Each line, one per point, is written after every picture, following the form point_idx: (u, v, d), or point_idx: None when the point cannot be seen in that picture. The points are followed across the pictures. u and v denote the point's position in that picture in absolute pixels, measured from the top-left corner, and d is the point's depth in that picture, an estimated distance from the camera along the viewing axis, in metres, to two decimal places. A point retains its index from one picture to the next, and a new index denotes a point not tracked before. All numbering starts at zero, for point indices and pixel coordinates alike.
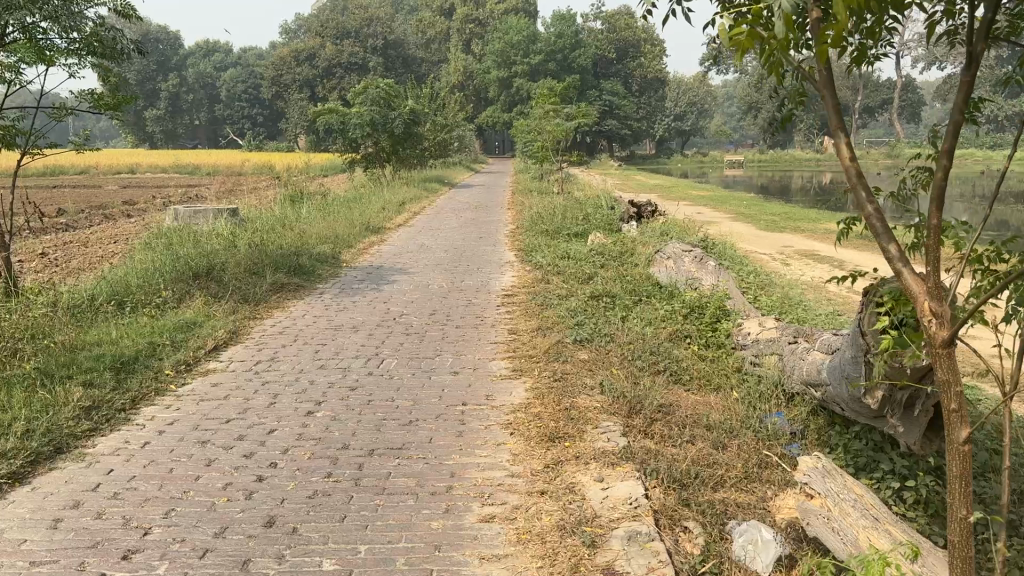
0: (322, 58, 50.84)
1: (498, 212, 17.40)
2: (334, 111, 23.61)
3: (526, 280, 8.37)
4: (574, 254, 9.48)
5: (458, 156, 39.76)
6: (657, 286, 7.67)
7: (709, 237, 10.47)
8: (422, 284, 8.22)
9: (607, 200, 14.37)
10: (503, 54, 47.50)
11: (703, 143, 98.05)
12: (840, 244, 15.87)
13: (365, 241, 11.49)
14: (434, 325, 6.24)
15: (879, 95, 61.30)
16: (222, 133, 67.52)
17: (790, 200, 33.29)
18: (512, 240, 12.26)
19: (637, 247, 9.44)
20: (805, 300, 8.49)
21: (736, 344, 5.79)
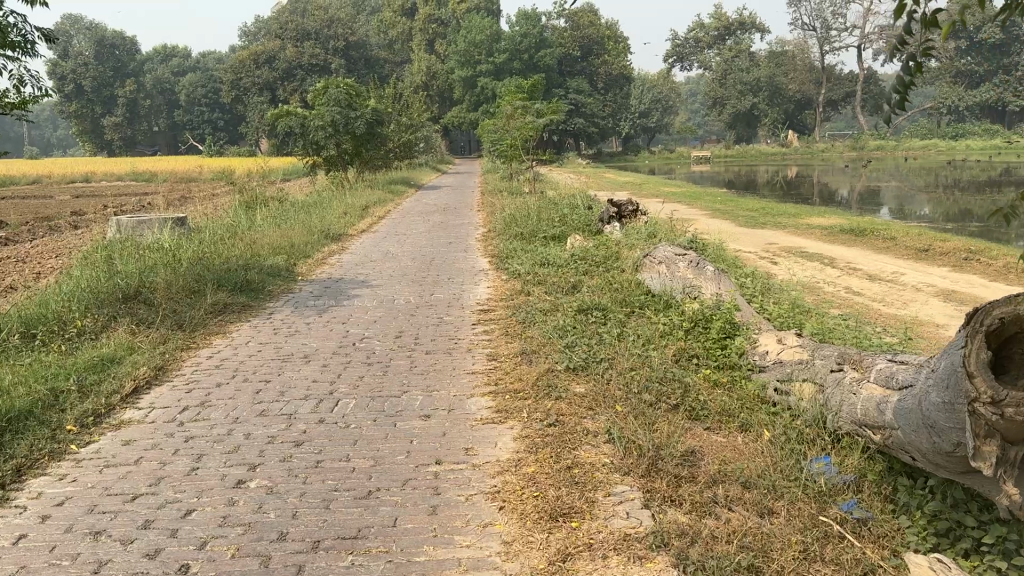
0: (282, 60, 49.54)
1: (469, 214, 16.53)
2: (292, 114, 22.58)
3: (502, 292, 7.49)
4: (553, 260, 8.63)
5: (424, 157, 38.86)
6: (650, 296, 6.85)
7: (697, 237, 9.68)
8: (386, 300, 7.32)
9: (583, 199, 13.53)
10: (466, 53, 46.66)
11: (668, 140, 98.23)
12: (824, 239, 15.24)
13: (324, 250, 10.55)
14: (400, 352, 5.35)
15: (842, 88, 61.66)
16: (181, 138, 65.83)
17: (760, 195, 32.91)
18: (484, 245, 11.42)
19: (623, 250, 8.61)
20: (810, 306, 7.73)
21: (751, 365, 5.00)
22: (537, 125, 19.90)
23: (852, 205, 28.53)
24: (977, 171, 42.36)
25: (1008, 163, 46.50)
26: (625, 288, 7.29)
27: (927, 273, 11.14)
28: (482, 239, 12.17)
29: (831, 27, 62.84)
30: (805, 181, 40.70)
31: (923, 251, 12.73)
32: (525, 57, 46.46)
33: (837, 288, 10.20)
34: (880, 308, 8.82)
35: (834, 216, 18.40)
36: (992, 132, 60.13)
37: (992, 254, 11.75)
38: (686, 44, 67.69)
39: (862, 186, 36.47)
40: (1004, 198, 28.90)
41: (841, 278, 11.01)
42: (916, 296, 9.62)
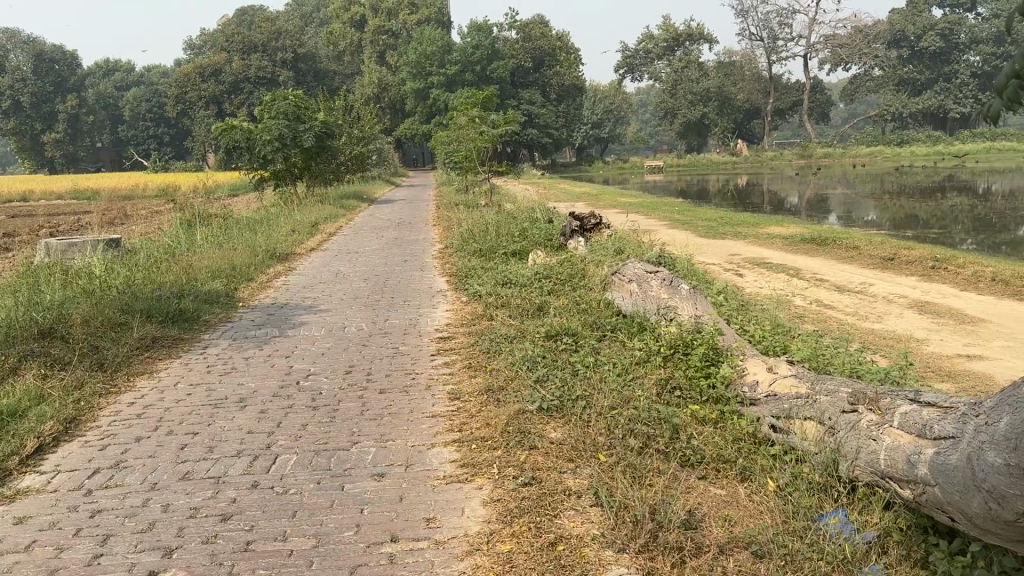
0: (228, 74, 48.40)
1: (424, 229, 15.95)
2: (238, 127, 21.77)
3: (463, 316, 6.92)
4: (515, 279, 8.10)
5: (376, 170, 38.15)
6: (622, 319, 6.35)
7: (664, 251, 9.25)
8: (335, 328, 6.71)
9: (542, 212, 13.06)
10: (417, 65, 46.07)
11: (621, 150, 98.78)
12: (786, 248, 14.98)
13: (269, 271, 9.88)
14: (352, 392, 4.76)
15: (789, 97, 62.77)
16: (126, 154, 64.03)
17: (715, 204, 32.91)
18: (440, 263, 10.85)
19: (589, 268, 8.13)
20: (787, 324, 7.32)
21: (741, 397, 4.52)
22: (492, 136, 19.41)
23: (803, 211, 28.65)
24: (923, 177, 43.10)
25: (951, 168, 47.47)
26: (594, 311, 6.79)
27: (896, 283, 10.87)
28: (438, 256, 11.62)
29: (777, 37, 63.68)
30: (755, 189, 40.92)
31: (888, 259, 12.51)
32: (477, 68, 46.05)
33: (806, 300, 9.87)
34: (855, 323, 8.47)
35: (793, 224, 18.23)
36: (934, 138, 61.48)
37: (959, 261, 11.56)
38: (636, 55, 67.95)
39: (812, 193, 36.77)
40: (951, 202, 29.31)
41: (810, 290, 10.68)
42: (890, 308, 9.31)
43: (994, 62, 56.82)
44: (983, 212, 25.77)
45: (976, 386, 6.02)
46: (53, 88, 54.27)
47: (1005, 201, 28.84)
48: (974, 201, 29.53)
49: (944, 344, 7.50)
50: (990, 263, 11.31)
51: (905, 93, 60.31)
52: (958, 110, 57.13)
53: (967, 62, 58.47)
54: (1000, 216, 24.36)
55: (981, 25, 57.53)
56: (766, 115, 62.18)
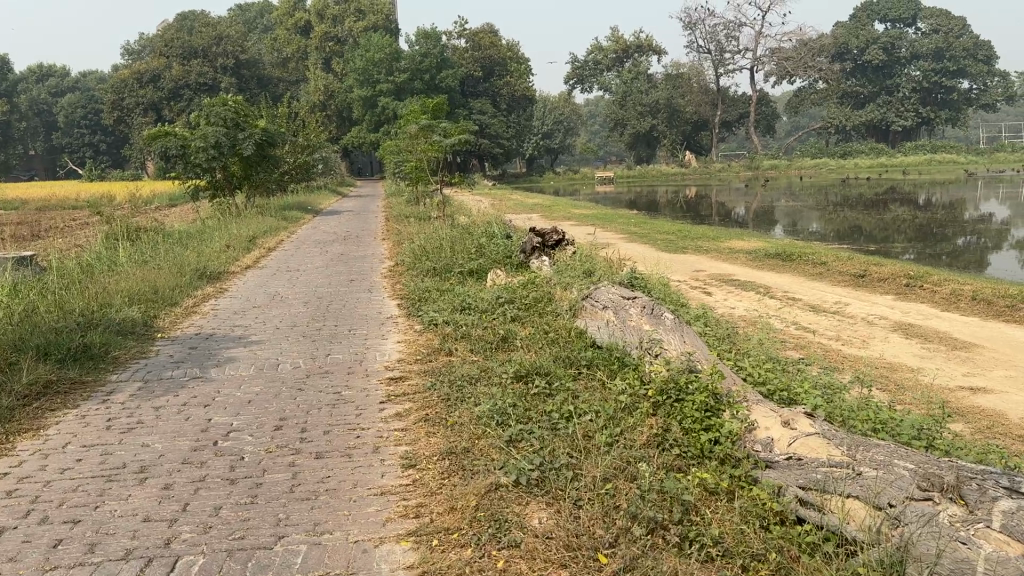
0: (168, 80, 46.66)
1: (372, 244, 15.03)
2: (172, 134, 20.54)
3: (417, 349, 6.06)
4: (475, 304, 7.28)
5: (322, 180, 37.00)
6: (599, 355, 5.58)
7: (632, 271, 8.53)
8: (268, 366, 5.81)
9: (498, 227, 12.26)
10: (364, 72, 44.94)
11: (571, 160, 98.81)
12: (750, 263, 14.42)
13: (198, 295, 8.90)
14: (280, 457, 3.91)
15: (736, 109, 64.05)
16: (60, 162, 61.59)
17: (668, 215, 32.50)
18: (389, 283, 9.98)
19: (555, 292, 7.36)
20: (774, 354, 6.63)
21: (752, 456, 3.80)
22: (443, 145, 18.56)
23: (752, 223, 28.46)
24: (866, 188, 43.49)
25: (894, 180, 48.13)
26: (567, 342, 6.02)
27: (872, 302, 10.31)
28: (386, 275, 10.72)
29: (724, 50, 64.14)
30: (703, 201, 40.80)
31: (860, 276, 12.01)
32: (426, 77, 45.21)
33: (782, 322, 9.22)
34: (841, 350, 7.81)
35: (753, 238, 17.76)
36: (876, 151, 62.52)
37: (934, 279, 11.08)
38: (586, 66, 67.68)
39: (760, 204, 36.81)
40: (897, 213, 29.36)
41: (783, 310, 10.04)
42: (873, 331, 8.70)
43: (933, 77, 58.06)
44: (928, 222, 25.85)
45: (993, 425, 5.34)
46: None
47: (950, 212, 28.99)
48: (920, 212, 29.65)
49: (941, 374, 6.87)
50: (965, 281, 10.85)
51: (847, 106, 61.17)
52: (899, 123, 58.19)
53: (907, 76, 59.66)
54: (947, 227, 24.41)
55: (920, 40, 58.73)
56: (714, 127, 62.69)
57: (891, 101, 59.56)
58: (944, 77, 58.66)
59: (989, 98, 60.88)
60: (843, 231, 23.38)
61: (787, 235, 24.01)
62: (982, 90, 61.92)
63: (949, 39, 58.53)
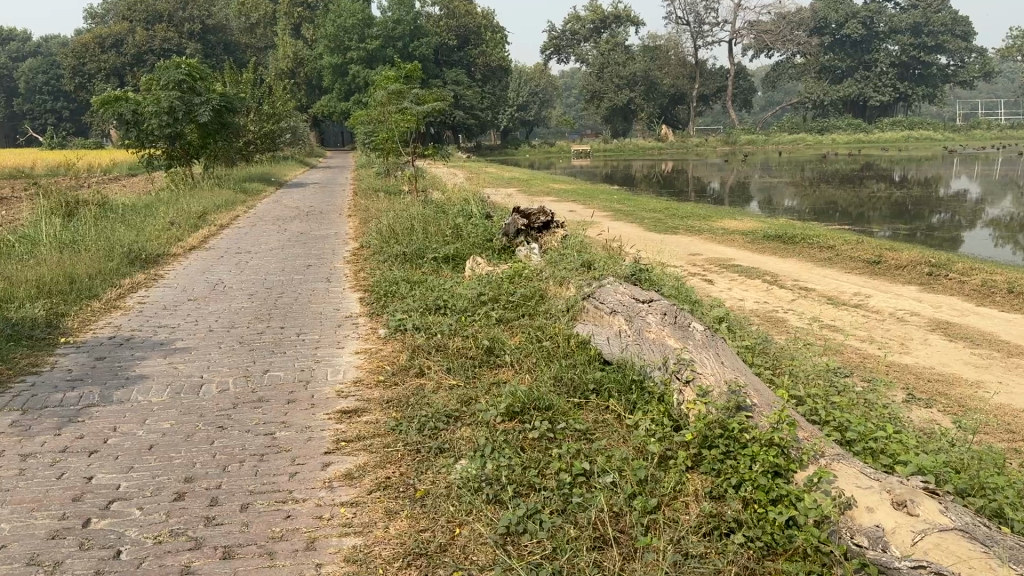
0: (130, 44, 44.39)
1: (338, 221, 13.70)
2: (123, 99, 18.98)
3: (380, 363, 4.81)
4: (452, 304, 6.03)
5: (290, 151, 35.40)
6: (610, 380, 4.37)
7: (637, 261, 7.34)
8: (190, 387, 4.54)
9: (478, 205, 11.01)
10: (335, 38, 43.17)
11: (547, 133, 97.26)
12: (748, 245, 13.31)
13: (124, 284, 7.55)
14: (173, 558, 2.68)
15: (714, 83, 62.97)
16: (20, 130, 59.07)
17: (647, 191, 31.43)
18: (352, 269, 8.69)
19: (549, 288, 6.14)
20: (815, 366, 5.49)
21: (854, 558, 2.73)
22: (416, 114, 17.21)
23: (728, 199, 27.49)
24: (843, 165, 42.78)
25: (871, 157, 47.46)
26: (568, 357, 4.82)
27: (896, 295, 9.22)
28: (350, 259, 9.41)
29: (703, 22, 62.87)
30: (679, 175, 39.74)
31: (874, 263, 10.93)
32: (399, 44, 43.44)
33: (802, 318, 8.10)
34: (879, 356, 6.71)
35: (747, 217, 16.66)
36: (852, 127, 61.94)
37: (960, 268, 10.04)
38: (562, 36, 65.96)
39: (735, 180, 35.89)
40: (875, 190, 28.56)
41: (798, 302, 8.94)
42: (908, 331, 7.62)
43: (912, 52, 57.28)
44: (905, 199, 25.16)
45: None
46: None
47: (927, 188, 28.35)
48: (897, 189, 28.91)
49: (1007, 391, 5.79)
50: (994, 272, 9.84)
51: (824, 80, 60.30)
52: (876, 98, 57.48)
53: (885, 51, 58.90)
54: (927, 203, 23.69)
55: (899, 15, 57.83)
56: (692, 100, 61.69)
57: (869, 76, 58.64)
58: (922, 53, 57.92)
59: (964, 75, 60.38)
60: (831, 211, 22.38)
61: (770, 212, 23.05)
62: (959, 67, 61.42)
63: (927, 14, 57.78)
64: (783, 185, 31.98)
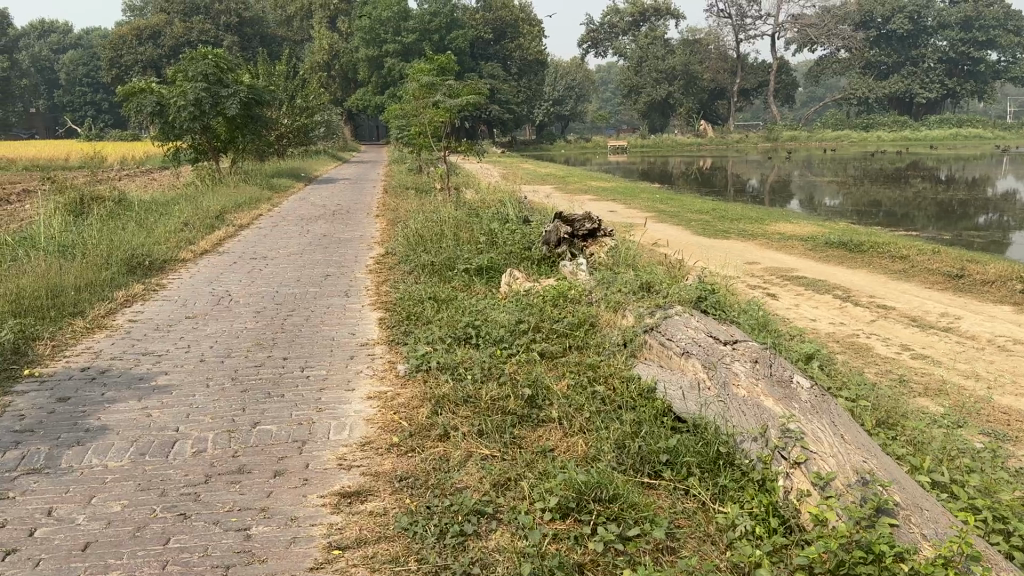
0: (168, 37, 44.06)
1: (365, 221, 12.86)
2: (148, 91, 18.31)
3: (395, 417, 3.87)
4: (485, 333, 5.07)
5: (323, 145, 34.81)
6: (686, 451, 3.38)
7: (702, 278, 6.34)
8: (161, 448, 3.64)
9: (514, 208, 10.06)
10: (371, 31, 42.45)
11: (583, 128, 96.05)
12: (809, 253, 12.19)
13: (117, 298, 6.69)
14: None
15: (755, 77, 61.41)
16: (61, 122, 59.50)
17: (684, 188, 30.34)
18: (374, 281, 7.76)
19: (600, 315, 5.17)
20: (928, 420, 4.46)
21: None
22: (449, 108, 16.26)
23: (768, 196, 26.29)
24: (888, 163, 41.20)
25: (918, 154, 45.74)
26: (628, 412, 3.85)
27: (990, 317, 8.10)
28: (374, 268, 8.52)
29: (745, 15, 61.18)
30: (717, 172, 38.54)
31: (955, 277, 9.80)
32: (435, 37, 42.73)
33: (888, 345, 7.02)
34: (990, 397, 5.64)
35: (802, 221, 15.50)
36: (897, 124, 59.96)
37: None
38: (600, 29, 64.65)
39: (773, 176, 34.66)
40: (921, 189, 27.15)
41: (879, 324, 7.86)
42: (1016, 363, 6.52)
43: (960, 48, 54.83)
44: (953, 199, 23.78)
45: None
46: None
47: (974, 188, 26.88)
48: (941, 187, 27.46)
49: None
50: None
51: (869, 76, 58.35)
52: (924, 95, 55.40)
53: (933, 46, 56.82)
54: (971, 203, 22.36)
55: (948, 9, 55.66)
56: (732, 96, 60.17)
57: (916, 72, 56.47)
58: (972, 47, 55.52)
59: (1016, 71, 58.05)
60: (884, 211, 21.06)
61: (813, 210, 21.84)
62: (1010, 63, 59.11)
63: (978, 8, 55.54)
64: (827, 184, 30.65)
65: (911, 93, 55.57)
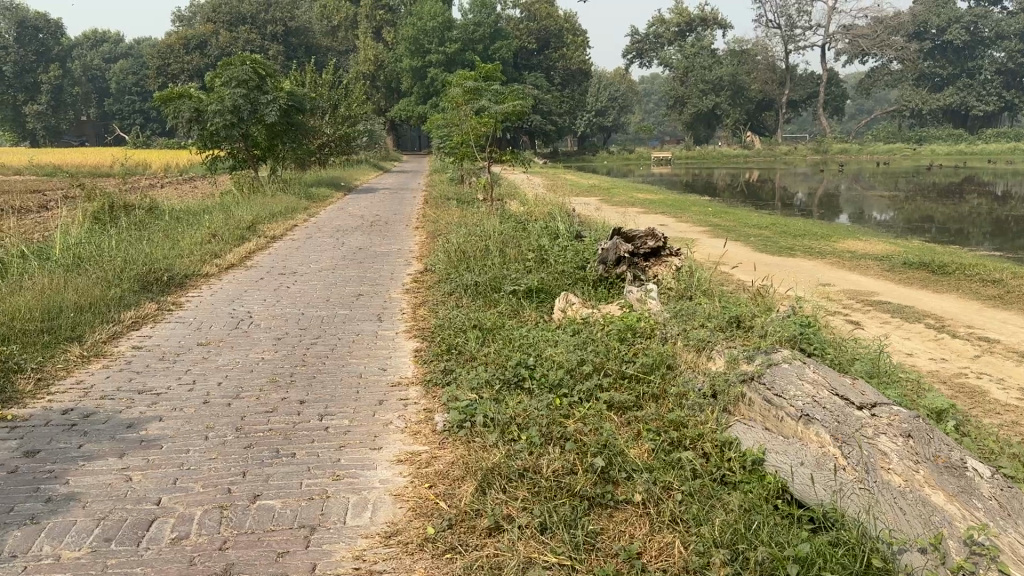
0: (215, 46, 44.14)
1: (404, 234, 12.09)
2: (186, 96, 17.86)
3: (432, 495, 3.02)
4: (543, 374, 4.18)
5: (366, 155, 34.42)
6: (824, 557, 2.48)
7: (793, 307, 5.42)
8: (134, 532, 2.82)
9: (566, 222, 9.21)
10: (415, 41, 41.96)
11: (626, 140, 94.92)
12: (884, 274, 11.13)
13: (122, 319, 5.95)
14: None
15: (804, 89, 59.92)
16: (110, 130, 60.23)
17: (732, 201, 29.20)
18: (411, 304, 6.92)
19: (682, 355, 4.27)
20: None
21: None
22: (494, 115, 15.46)
23: (817, 210, 25.10)
24: (943, 177, 39.54)
25: (973, 168, 43.99)
26: (732, 498, 2.96)
27: None
28: (411, 287, 7.71)
29: (794, 26, 59.75)
30: (764, 184, 37.32)
31: None
32: (479, 48, 42.29)
33: (1005, 389, 6.01)
34: None
35: (872, 239, 14.42)
36: (952, 137, 57.91)
37: None
38: (646, 40, 63.62)
39: (822, 190, 33.33)
40: (980, 205, 25.71)
41: (984, 360, 6.84)
42: None
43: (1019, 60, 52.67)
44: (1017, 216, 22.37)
45: None
46: (36, 57, 48.35)
47: None
48: (1001, 202, 25.99)
49: None
50: None
51: (922, 89, 56.42)
52: (980, 108, 53.31)
53: (990, 58, 54.84)
54: None
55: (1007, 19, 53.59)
56: (780, 107, 58.74)
57: (972, 84, 54.38)
58: None
59: None
60: (949, 227, 19.82)
61: (869, 225, 20.62)
62: None
63: None
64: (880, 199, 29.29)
65: (966, 105, 53.52)
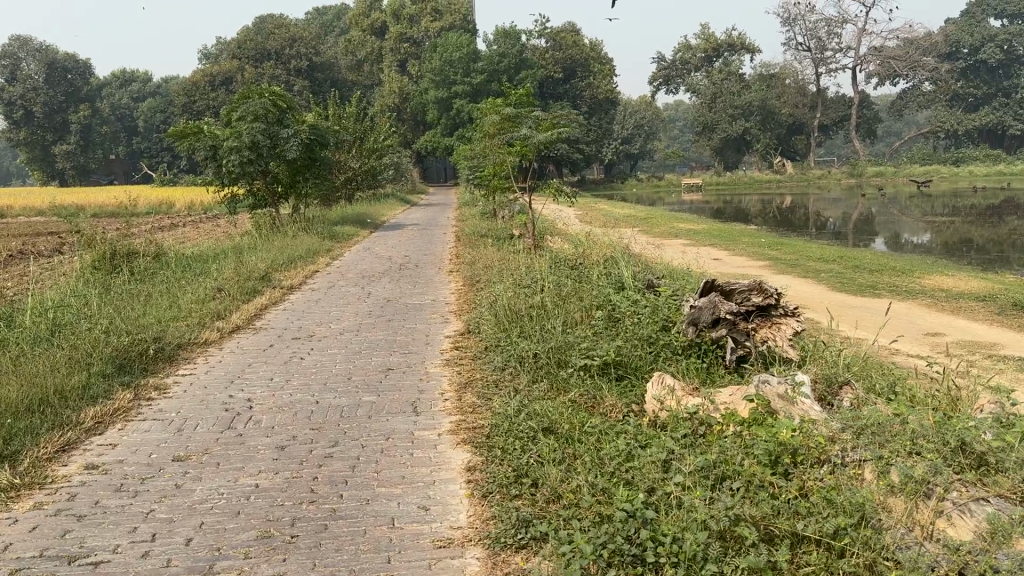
0: (239, 82, 43.65)
1: (436, 280, 10.67)
2: (201, 132, 16.75)
3: None
4: (682, 538, 2.66)
5: (391, 189, 33.42)
6: None
7: (987, 399, 3.87)
8: None
9: (630, 267, 7.73)
10: (440, 72, 41.10)
11: (653, 166, 93.65)
12: (993, 318, 9.56)
13: (78, 420, 4.56)
14: None
15: (834, 112, 58.21)
16: (138, 167, 60.03)
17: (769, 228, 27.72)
18: (454, 385, 5.44)
19: (890, 506, 2.75)
20: None
21: None
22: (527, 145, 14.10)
23: (857, 235, 23.54)
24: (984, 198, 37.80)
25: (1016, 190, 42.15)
26: None
27: None
28: (451, 357, 6.27)
29: (824, 49, 58.31)
30: (797, 210, 35.83)
31: None
32: (505, 77, 41.28)
33: None
34: None
35: (958, 274, 12.83)
36: (990, 157, 55.79)
37: None
38: (672, 66, 62.13)
39: (859, 214, 31.72)
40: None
41: None
42: None
43: None
44: None
45: None
46: (65, 98, 47.97)
47: None
48: None
49: None
50: None
51: (957, 109, 54.49)
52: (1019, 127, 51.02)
53: None
54: None
55: None
56: (813, 131, 57.21)
57: (1010, 103, 52.06)
58: None
59: None
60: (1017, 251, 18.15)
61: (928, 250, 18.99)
62: None
63: None
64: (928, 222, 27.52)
65: (1004, 125, 51.27)
